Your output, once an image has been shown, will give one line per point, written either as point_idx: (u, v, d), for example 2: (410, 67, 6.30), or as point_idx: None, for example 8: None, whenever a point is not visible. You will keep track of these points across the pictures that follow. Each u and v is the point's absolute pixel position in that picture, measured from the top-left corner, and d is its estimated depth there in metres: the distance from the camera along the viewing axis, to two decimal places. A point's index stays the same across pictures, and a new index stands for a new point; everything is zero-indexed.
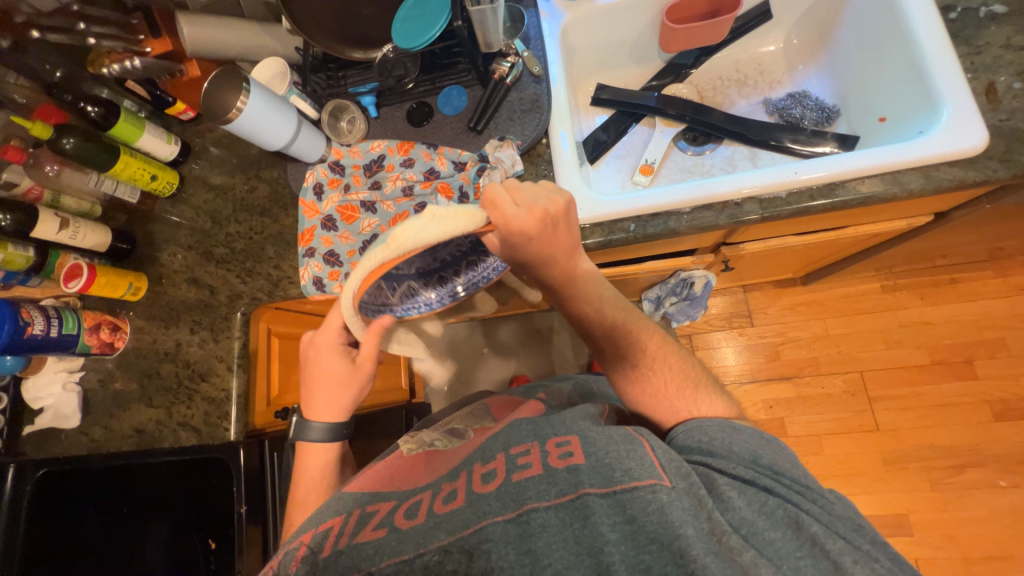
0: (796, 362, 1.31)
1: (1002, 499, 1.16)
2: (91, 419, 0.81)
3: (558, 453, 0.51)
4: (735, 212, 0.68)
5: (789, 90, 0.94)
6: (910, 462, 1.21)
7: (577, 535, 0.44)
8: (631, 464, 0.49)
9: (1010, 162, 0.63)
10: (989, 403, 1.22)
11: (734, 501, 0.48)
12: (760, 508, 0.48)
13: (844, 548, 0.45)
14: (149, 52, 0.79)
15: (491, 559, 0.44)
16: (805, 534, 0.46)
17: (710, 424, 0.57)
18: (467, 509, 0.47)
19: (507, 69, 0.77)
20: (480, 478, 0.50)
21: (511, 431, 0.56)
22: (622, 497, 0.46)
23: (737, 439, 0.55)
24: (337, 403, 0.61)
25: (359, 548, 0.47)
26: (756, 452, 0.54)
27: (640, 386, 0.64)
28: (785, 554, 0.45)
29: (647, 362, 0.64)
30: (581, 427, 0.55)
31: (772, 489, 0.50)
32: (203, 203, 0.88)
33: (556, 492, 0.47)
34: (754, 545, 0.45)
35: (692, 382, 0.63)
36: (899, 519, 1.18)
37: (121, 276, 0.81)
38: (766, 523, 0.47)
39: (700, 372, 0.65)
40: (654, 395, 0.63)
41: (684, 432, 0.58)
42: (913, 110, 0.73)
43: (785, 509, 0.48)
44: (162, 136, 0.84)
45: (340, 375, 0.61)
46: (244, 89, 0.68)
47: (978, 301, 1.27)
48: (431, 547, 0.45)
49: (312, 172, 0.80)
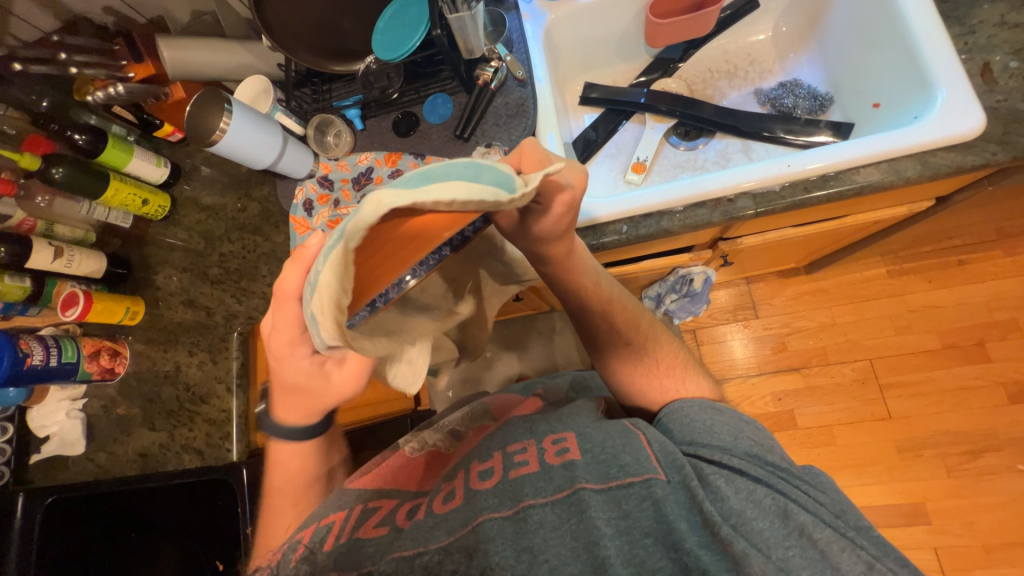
0: (804, 353, 1.29)
1: (1021, 483, 1.13)
2: (97, 445, 0.81)
3: (555, 450, 0.51)
4: (728, 209, 0.67)
5: (781, 79, 0.92)
6: (925, 449, 1.19)
7: (574, 531, 0.45)
8: (627, 458, 0.49)
9: (1009, 144, 0.61)
10: (1003, 385, 1.19)
11: (723, 490, 0.46)
12: (747, 497, 0.46)
13: (831, 538, 0.43)
14: (132, 77, 0.79)
15: (490, 555, 0.44)
16: (793, 524, 0.44)
17: (691, 405, 0.57)
18: (466, 507, 0.47)
19: (491, 74, 0.75)
20: (478, 475, 0.51)
21: (508, 430, 0.56)
22: (617, 493, 0.46)
23: (717, 419, 0.54)
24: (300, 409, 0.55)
25: (359, 544, 0.47)
26: (736, 434, 0.52)
27: (634, 366, 0.63)
28: (773, 544, 0.43)
29: (640, 343, 0.63)
30: (578, 423, 0.54)
31: (762, 478, 0.48)
32: (196, 224, 0.88)
33: (552, 488, 0.47)
34: (743, 536, 0.43)
35: (681, 364, 0.64)
36: (916, 507, 1.16)
37: (118, 301, 0.81)
38: (754, 512, 0.45)
39: (688, 353, 0.66)
40: (646, 375, 0.63)
41: (671, 416, 0.57)
42: (906, 96, 0.72)
43: (774, 499, 0.46)
44: (152, 159, 0.83)
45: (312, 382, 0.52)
46: (227, 110, 0.67)
47: (989, 282, 1.24)
48: (430, 547, 0.45)
49: (302, 189, 0.80)
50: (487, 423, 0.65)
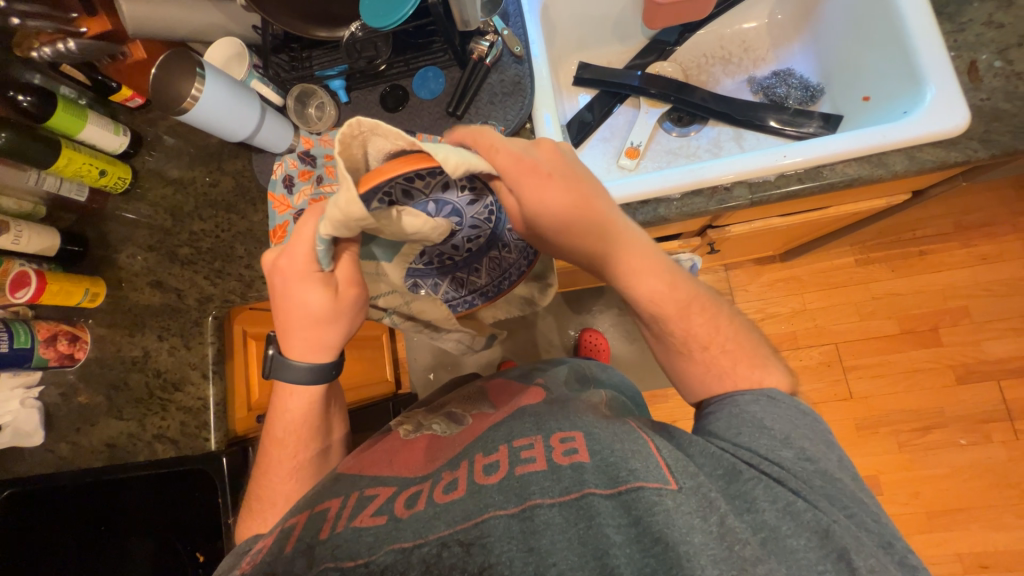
0: (776, 337, 1.34)
1: (962, 456, 1.24)
2: (57, 435, 0.76)
3: (562, 449, 0.47)
4: (724, 197, 0.68)
5: (773, 68, 0.93)
6: (880, 426, 1.28)
7: (582, 536, 0.41)
8: (637, 464, 0.45)
9: (990, 142, 0.64)
10: (953, 367, 1.28)
11: (760, 501, 0.45)
12: (786, 509, 0.44)
13: (874, 567, 0.40)
14: (85, 32, 0.70)
15: (492, 553, 0.40)
16: (833, 546, 0.42)
17: (745, 398, 0.55)
18: (469, 500, 0.45)
19: (486, 48, 0.72)
20: (482, 469, 0.48)
21: (514, 423, 0.53)
22: (627, 497, 0.43)
23: (770, 412, 0.53)
24: (316, 340, 0.54)
25: (357, 534, 0.44)
26: (789, 435, 0.50)
27: (702, 370, 0.60)
28: (806, 566, 0.41)
29: (719, 343, 0.59)
30: (586, 423, 0.51)
31: (800, 491, 0.45)
32: (162, 199, 0.82)
33: (559, 490, 0.44)
34: (773, 550, 0.42)
35: (760, 358, 0.59)
36: (870, 479, 1.25)
37: (76, 282, 0.75)
38: (790, 528, 0.43)
39: (766, 347, 0.62)
40: (718, 373, 0.59)
41: (716, 416, 0.55)
42: (895, 91, 0.74)
43: (814, 515, 0.43)
44: (110, 126, 0.76)
45: (322, 310, 0.51)
46: (198, 75, 0.62)
47: (945, 272, 1.32)
48: (430, 538, 0.42)
49: (280, 164, 0.76)
50: (485, 409, 0.63)
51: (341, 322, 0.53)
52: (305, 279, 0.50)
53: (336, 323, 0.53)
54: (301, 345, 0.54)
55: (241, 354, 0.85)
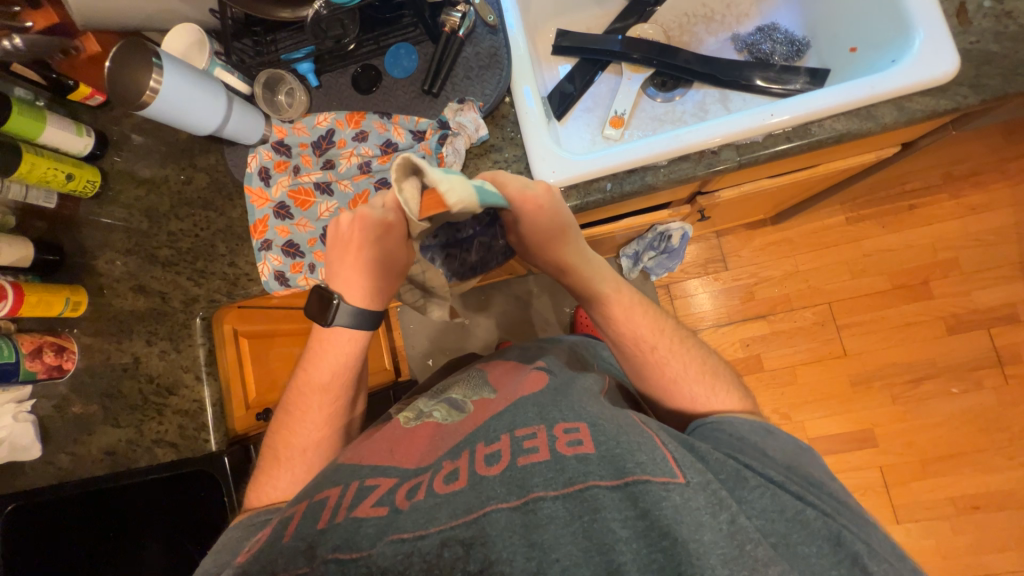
0: (770, 301, 1.35)
1: (954, 404, 1.27)
2: (56, 447, 0.75)
3: (565, 439, 0.47)
4: (711, 161, 0.66)
5: (757, 23, 0.89)
6: (874, 380, 1.30)
7: (587, 529, 0.41)
8: (643, 457, 0.45)
9: (980, 87, 0.62)
10: (944, 318, 1.29)
11: (767, 507, 0.45)
12: (795, 517, 0.45)
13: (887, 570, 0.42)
14: (31, 27, 0.66)
15: (493, 550, 0.40)
16: (846, 552, 0.43)
17: (741, 422, 0.56)
18: (470, 491, 0.45)
19: (458, 20, 0.69)
20: (484, 458, 0.48)
21: (516, 412, 0.53)
22: (634, 489, 0.43)
23: (770, 444, 0.53)
24: (375, 287, 0.58)
25: (357, 524, 0.44)
26: (795, 461, 0.51)
27: (658, 372, 0.61)
28: (817, 571, 0.42)
29: (666, 344, 0.62)
30: (590, 413, 0.51)
31: (806, 498, 0.47)
32: (136, 201, 0.79)
33: (562, 481, 0.44)
34: (784, 555, 0.42)
35: (710, 371, 0.62)
36: (865, 433, 1.28)
37: (55, 291, 0.72)
38: (801, 535, 0.44)
39: (716, 359, 0.64)
40: (673, 378, 0.61)
41: (716, 431, 0.55)
42: (881, 40, 0.72)
43: (825, 523, 0.45)
44: (71, 127, 0.73)
45: (392, 262, 0.58)
46: (156, 65, 0.59)
47: (936, 224, 1.32)
48: (431, 531, 0.42)
49: (255, 156, 0.73)
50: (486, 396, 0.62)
51: (398, 277, 0.60)
52: (389, 233, 0.56)
53: (391, 277, 0.59)
54: (356, 291, 0.58)
55: (233, 354, 0.84)
